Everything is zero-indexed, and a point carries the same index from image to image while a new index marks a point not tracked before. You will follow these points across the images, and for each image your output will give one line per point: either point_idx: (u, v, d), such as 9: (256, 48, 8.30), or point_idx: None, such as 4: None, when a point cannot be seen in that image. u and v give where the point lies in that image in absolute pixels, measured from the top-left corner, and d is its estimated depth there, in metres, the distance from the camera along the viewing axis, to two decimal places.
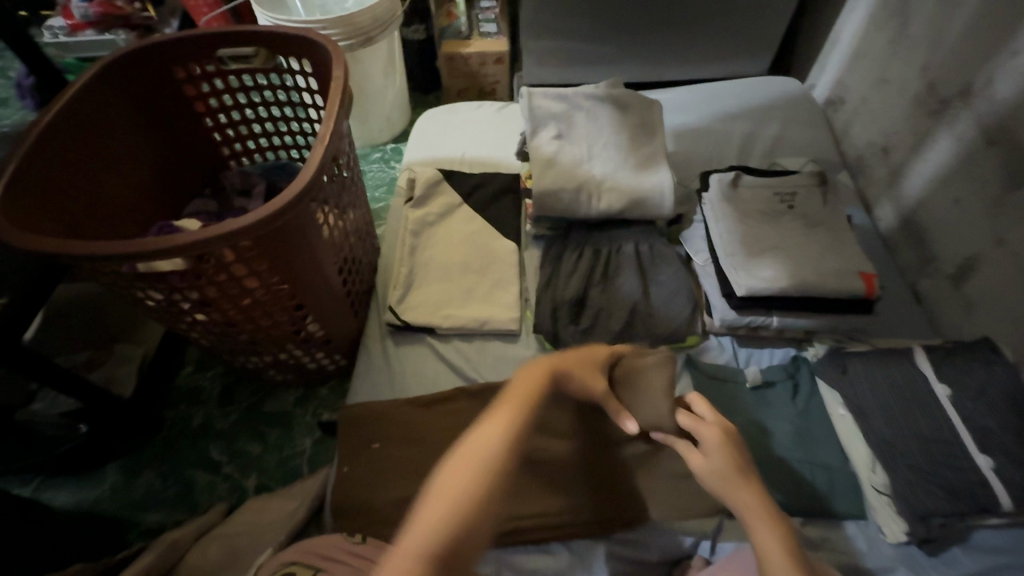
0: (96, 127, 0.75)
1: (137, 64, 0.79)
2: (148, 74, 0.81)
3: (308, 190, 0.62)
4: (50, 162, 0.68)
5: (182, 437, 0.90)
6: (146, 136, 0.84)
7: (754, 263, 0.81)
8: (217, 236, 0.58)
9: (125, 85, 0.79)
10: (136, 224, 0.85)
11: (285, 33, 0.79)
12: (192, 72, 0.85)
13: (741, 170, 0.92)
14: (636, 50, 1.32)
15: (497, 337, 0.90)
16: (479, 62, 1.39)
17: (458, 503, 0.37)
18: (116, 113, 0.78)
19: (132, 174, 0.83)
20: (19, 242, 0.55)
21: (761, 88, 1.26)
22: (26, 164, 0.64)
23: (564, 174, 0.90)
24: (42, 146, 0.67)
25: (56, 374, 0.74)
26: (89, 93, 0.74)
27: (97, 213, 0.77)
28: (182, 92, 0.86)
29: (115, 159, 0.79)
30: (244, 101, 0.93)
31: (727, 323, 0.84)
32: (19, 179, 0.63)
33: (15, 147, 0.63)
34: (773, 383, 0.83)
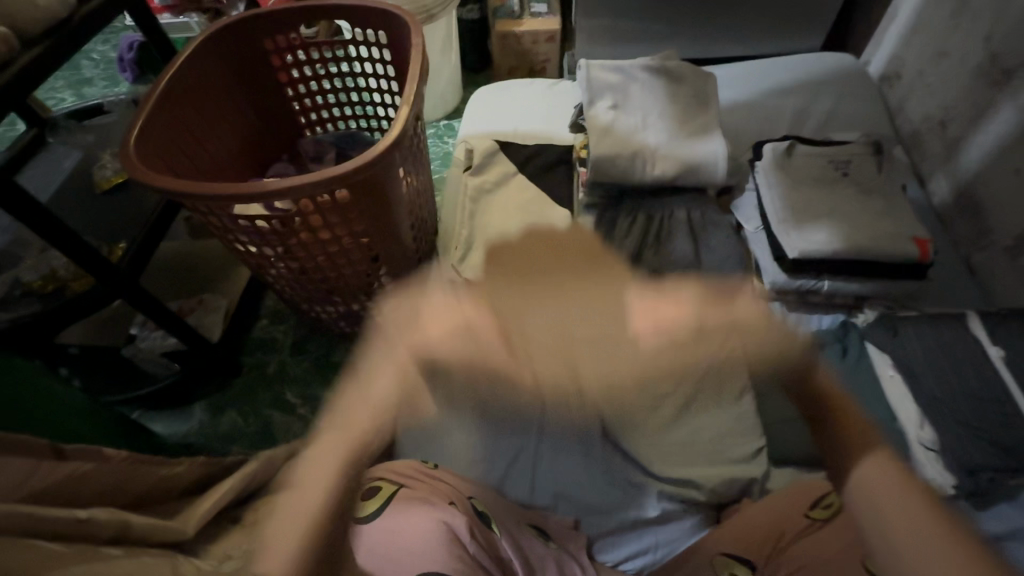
0: (200, 91, 0.84)
1: (233, 35, 0.87)
2: (243, 44, 0.89)
3: (396, 143, 0.69)
4: (166, 121, 0.76)
5: (261, 381, 0.99)
6: (237, 102, 0.93)
7: (807, 227, 0.83)
8: (317, 181, 0.65)
9: (223, 54, 0.87)
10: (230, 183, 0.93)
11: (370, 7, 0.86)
12: (279, 43, 0.92)
13: (794, 140, 0.94)
14: (687, 28, 1.33)
15: None
16: (531, 40, 1.43)
17: (298, 527, 0.51)
18: (215, 79, 0.87)
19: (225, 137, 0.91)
20: (151, 182, 0.63)
21: (814, 64, 1.26)
22: (148, 119, 0.72)
23: (621, 142, 0.94)
24: (159, 104, 0.75)
25: (163, 314, 0.83)
26: (194, 60, 0.82)
27: (200, 170, 0.85)
28: (270, 62, 0.94)
29: (213, 122, 0.87)
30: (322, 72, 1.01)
31: (778, 286, 0.86)
32: (145, 135, 0.71)
33: (141, 106, 0.72)
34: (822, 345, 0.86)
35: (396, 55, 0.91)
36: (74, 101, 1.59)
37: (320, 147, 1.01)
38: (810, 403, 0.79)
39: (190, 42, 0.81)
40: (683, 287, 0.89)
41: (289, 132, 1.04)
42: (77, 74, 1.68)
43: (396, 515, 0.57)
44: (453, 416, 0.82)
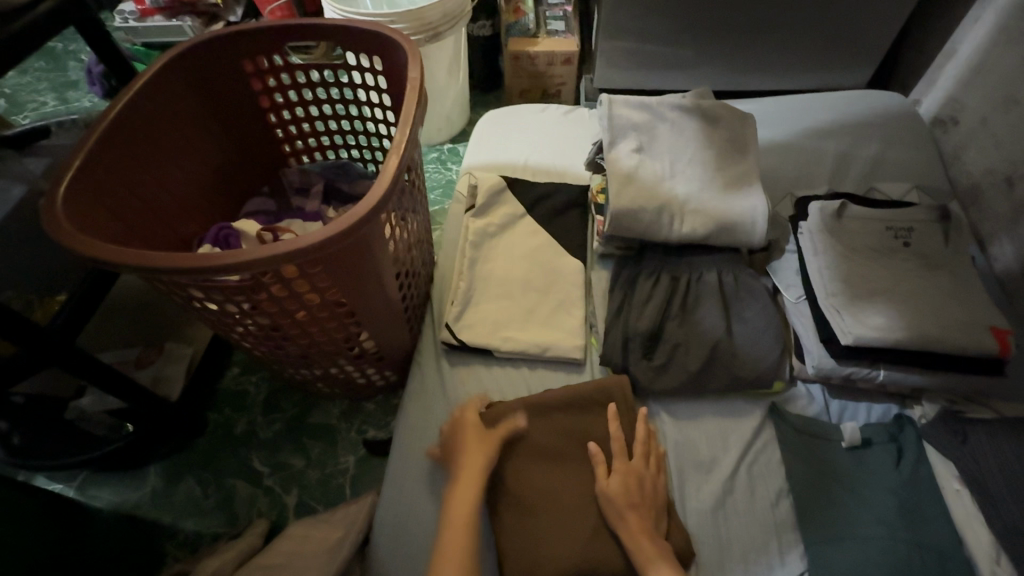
0: (162, 122, 0.73)
1: (205, 57, 0.76)
2: (217, 66, 0.77)
3: (381, 206, 0.57)
4: (113, 159, 0.65)
5: (225, 443, 0.88)
6: (210, 131, 0.81)
7: (861, 308, 0.71)
8: (282, 254, 0.53)
9: (193, 77, 0.76)
10: (197, 224, 0.82)
11: (361, 29, 0.74)
12: (260, 65, 0.81)
13: (846, 199, 0.82)
14: (718, 56, 1.21)
15: (558, 366, 0.83)
16: (546, 62, 1.31)
17: None
18: (182, 107, 0.75)
19: (192, 171, 0.80)
20: (76, 245, 0.52)
21: (858, 102, 1.14)
22: (89, 159, 0.61)
23: (645, 192, 0.82)
24: (104, 140, 0.63)
25: (108, 379, 0.72)
26: (155, 86, 0.70)
27: (159, 211, 0.74)
28: (248, 86, 0.82)
29: (176, 155, 0.76)
30: (309, 97, 0.89)
31: (823, 371, 0.73)
32: (82, 178, 0.60)
33: (80, 143, 0.60)
34: (872, 443, 0.73)
35: (393, 87, 0.80)
36: (55, 107, 1.48)
37: (305, 181, 0.90)
38: (858, 518, 0.67)
39: (151, 68, 0.70)
40: (712, 366, 0.77)
41: (270, 162, 0.93)
42: (61, 77, 1.57)
43: None
44: (437, 510, 0.71)
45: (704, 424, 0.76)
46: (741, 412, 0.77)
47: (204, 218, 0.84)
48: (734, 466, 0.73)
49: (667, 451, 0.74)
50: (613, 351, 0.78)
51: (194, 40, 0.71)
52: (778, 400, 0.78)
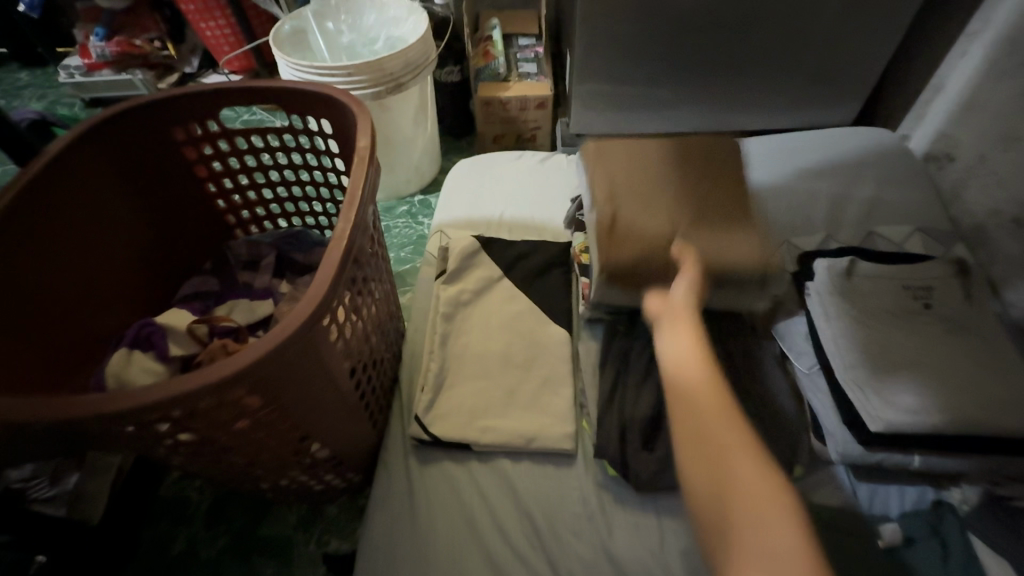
0: (71, 207, 0.62)
1: (125, 128, 0.66)
2: (141, 138, 0.68)
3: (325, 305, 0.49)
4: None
5: (159, 567, 0.75)
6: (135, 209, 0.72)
7: (885, 383, 0.63)
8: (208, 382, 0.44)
9: (112, 152, 0.66)
10: (119, 315, 0.71)
11: (304, 92, 0.66)
12: (193, 132, 0.72)
13: (854, 256, 0.74)
14: (697, 96, 1.16)
15: (547, 457, 0.73)
16: (519, 107, 1.25)
17: None
18: (99, 187, 0.66)
19: (111, 255, 0.69)
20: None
21: (847, 140, 1.09)
22: None
23: (633, 259, 0.73)
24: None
25: None
26: (61, 167, 0.61)
27: (66, 308, 0.63)
28: (182, 158, 0.73)
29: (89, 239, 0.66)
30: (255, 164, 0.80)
31: (849, 458, 0.64)
32: None
33: None
34: (913, 540, 0.63)
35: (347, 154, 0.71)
36: None
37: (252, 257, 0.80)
38: None
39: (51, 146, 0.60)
40: None
41: (212, 235, 0.83)
42: None
43: None
44: None
45: None
46: None
47: (130, 307, 0.73)
48: None
49: (678, 563, 0.64)
50: (610, 442, 0.69)
51: (112, 114, 0.62)
52: (799, 488, 0.68)
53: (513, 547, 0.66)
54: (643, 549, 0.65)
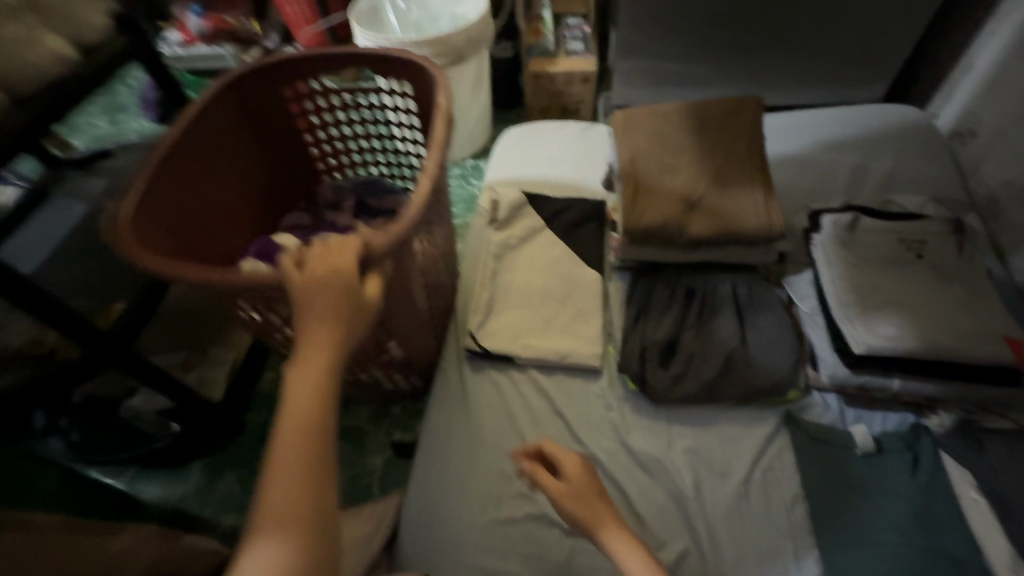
0: (213, 147, 0.80)
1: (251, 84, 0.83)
2: (262, 93, 0.85)
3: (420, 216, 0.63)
4: (170, 183, 0.72)
5: (263, 441, 0.94)
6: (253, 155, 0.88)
7: (873, 317, 0.73)
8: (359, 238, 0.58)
9: (241, 105, 0.83)
10: (240, 238, 0.88)
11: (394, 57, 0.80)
12: (298, 89, 0.87)
13: (859, 212, 0.84)
14: (732, 72, 1.25)
15: (578, 372, 0.86)
16: (565, 81, 1.36)
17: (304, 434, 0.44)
18: (232, 133, 0.83)
19: (238, 191, 0.87)
20: (143, 262, 0.57)
21: (873, 116, 1.16)
22: (150, 183, 0.67)
23: (662, 207, 0.82)
24: (163, 164, 0.70)
25: (157, 377, 0.77)
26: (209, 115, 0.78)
27: (207, 225, 0.81)
28: (289, 111, 0.89)
29: (222, 175, 0.83)
30: (342, 118, 0.95)
31: (837, 380, 0.75)
32: (146, 199, 0.67)
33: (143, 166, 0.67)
34: (888, 450, 0.74)
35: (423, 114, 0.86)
36: (107, 129, 1.60)
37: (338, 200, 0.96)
38: (874, 527, 0.68)
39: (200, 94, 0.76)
40: (726, 374, 0.79)
41: (306, 178, 0.99)
42: (112, 101, 1.69)
43: None
44: (457, 507, 0.74)
45: (721, 432, 0.79)
46: (757, 420, 0.79)
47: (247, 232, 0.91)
48: (749, 471, 0.75)
49: (683, 458, 0.76)
50: (630, 359, 0.81)
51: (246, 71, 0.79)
52: (792, 409, 0.80)
53: (547, 437, 0.80)
54: (655, 445, 0.78)
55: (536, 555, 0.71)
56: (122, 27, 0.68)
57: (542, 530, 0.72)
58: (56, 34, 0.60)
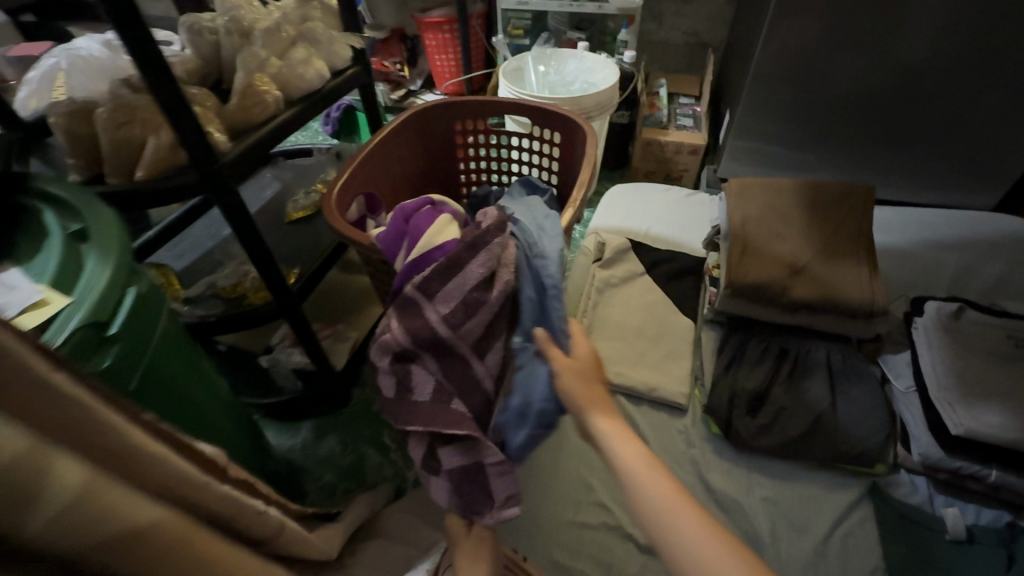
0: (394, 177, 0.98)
1: (418, 117, 0.98)
2: (431, 120, 1.01)
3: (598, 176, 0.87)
4: (365, 185, 0.89)
5: (364, 417, 1.05)
6: (355, 183, 0.86)
7: (976, 403, 0.74)
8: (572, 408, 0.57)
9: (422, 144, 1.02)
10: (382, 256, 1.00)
11: (557, 111, 0.96)
12: (461, 129, 1.04)
13: (964, 303, 0.87)
14: (838, 162, 1.32)
15: (663, 407, 0.92)
16: (674, 150, 1.49)
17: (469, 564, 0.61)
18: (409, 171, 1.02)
19: None
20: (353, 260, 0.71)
21: (982, 222, 1.18)
22: (339, 192, 0.82)
23: (767, 268, 0.89)
24: (355, 169, 0.86)
25: (309, 340, 0.90)
26: (393, 133, 0.95)
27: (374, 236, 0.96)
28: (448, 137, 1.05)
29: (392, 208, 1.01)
30: (493, 177, 1.11)
31: (930, 461, 0.76)
32: (352, 181, 0.85)
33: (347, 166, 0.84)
34: (981, 542, 0.73)
35: (559, 130, 0.97)
36: None
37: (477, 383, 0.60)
38: None
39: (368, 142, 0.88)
40: (815, 433, 0.82)
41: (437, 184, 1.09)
42: None
43: None
44: (539, 505, 0.80)
45: (801, 490, 0.81)
46: (840, 486, 0.81)
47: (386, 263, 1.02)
48: (828, 531, 0.76)
49: (761, 505, 0.79)
50: (719, 403, 0.86)
51: (411, 111, 0.95)
52: (879, 482, 0.80)
53: None
54: (734, 488, 0.81)
55: (606, 565, 0.74)
56: (356, 59, 0.87)
57: (618, 542, 0.76)
58: (320, 58, 0.79)
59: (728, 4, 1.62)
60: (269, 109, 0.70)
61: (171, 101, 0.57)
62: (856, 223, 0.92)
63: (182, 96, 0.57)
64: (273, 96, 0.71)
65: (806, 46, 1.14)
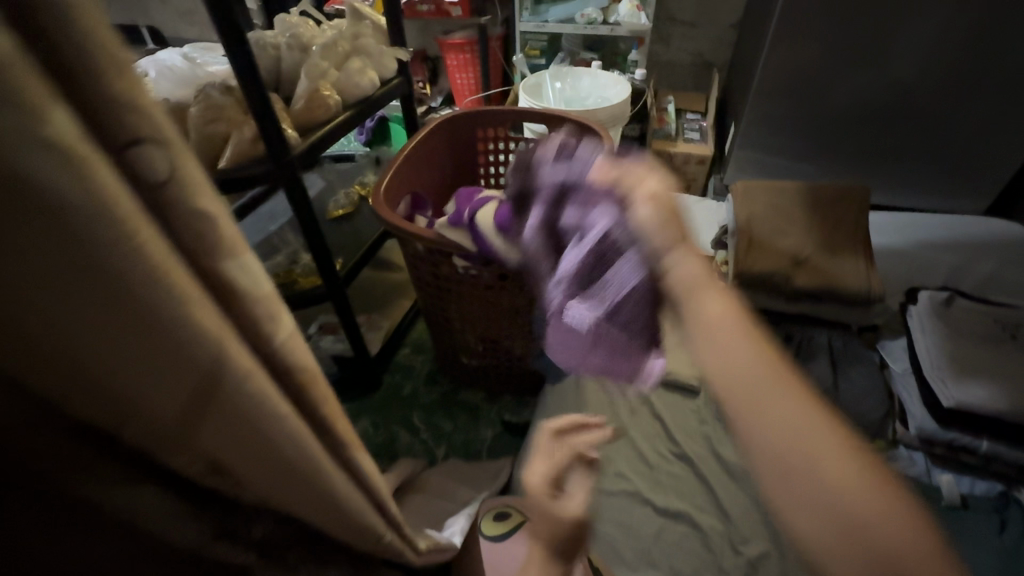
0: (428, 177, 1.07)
1: (448, 123, 1.08)
2: (458, 126, 1.11)
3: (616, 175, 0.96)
4: (405, 182, 0.98)
5: (395, 400, 1.12)
6: (398, 179, 0.95)
7: (966, 379, 0.81)
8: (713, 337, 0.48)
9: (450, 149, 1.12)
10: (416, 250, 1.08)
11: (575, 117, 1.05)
12: (484, 135, 1.14)
13: (955, 293, 0.94)
14: (837, 171, 1.41)
15: (677, 389, 0.99)
16: (682, 160, 1.59)
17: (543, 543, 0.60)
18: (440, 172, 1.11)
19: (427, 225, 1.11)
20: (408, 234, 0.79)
21: (975, 226, 1.26)
22: (386, 185, 0.90)
23: (771, 259, 0.97)
24: (398, 167, 0.95)
25: (351, 325, 0.99)
26: (428, 137, 1.04)
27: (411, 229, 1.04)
28: (473, 143, 1.14)
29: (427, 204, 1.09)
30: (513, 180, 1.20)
31: (925, 434, 0.83)
32: (396, 177, 0.93)
33: (391, 163, 0.93)
34: (975, 509, 0.78)
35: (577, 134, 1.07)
36: None
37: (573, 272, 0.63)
38: None
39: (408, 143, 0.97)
40: None
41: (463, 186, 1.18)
42: None
43: None
44: None
45: None
46: None
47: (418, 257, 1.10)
48: None
49: None
50: None
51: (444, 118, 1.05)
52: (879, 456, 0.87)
53: (647, 434, 0.92)
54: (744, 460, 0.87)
55: (627, 526, 0.81)
56: (400, 71, 0.98)
57: (637, 506, 0.83)
58: (371, 69, 0.89)
59: (732, 28, 1.74)
60: (328, 111, 0.80)
61: (257, 99, 0.66)
62: (852, 220, 1.01)
63: (266, 96, 0.67)
64: (332, 100, 0.80)
65: (806, 62, 1.24)
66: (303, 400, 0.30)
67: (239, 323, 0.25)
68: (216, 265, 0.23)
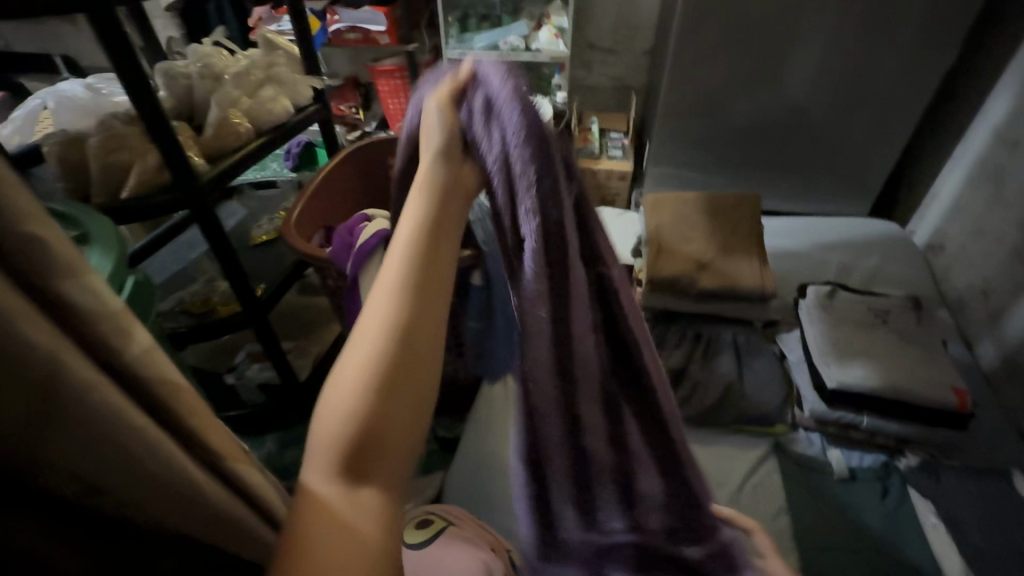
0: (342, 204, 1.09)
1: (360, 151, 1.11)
2: (371, 153, 1.13)
3: None
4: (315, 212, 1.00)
5: None
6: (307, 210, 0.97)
7: (846, 362, 0.91)
8: None
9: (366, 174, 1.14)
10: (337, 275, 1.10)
11: None
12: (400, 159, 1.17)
13: (837, 287, 1.05)
14: (743, 182, 1.54)
15: None
16: (606, 176, 1.68)
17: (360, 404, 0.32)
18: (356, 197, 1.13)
19: None
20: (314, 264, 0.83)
21: (861, 227, 1.40)
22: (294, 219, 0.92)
23: (677, 265, 1.04)
24: (306, 200, 0.97)
25: (276, 352, 0.98)
26: (339, 166, 1.06)
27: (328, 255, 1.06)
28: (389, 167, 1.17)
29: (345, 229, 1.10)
30: None
31: (817, 415, 0.91)
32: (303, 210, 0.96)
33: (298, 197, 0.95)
34: (861, 479, 0.87)
35: None
36: None
37: None
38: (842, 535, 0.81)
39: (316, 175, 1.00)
40: (726, 402, 0.95)
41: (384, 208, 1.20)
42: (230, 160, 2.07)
43: (442, 550, 0.66)
44: (493, 484, 0.89)
45: (719, 451, 0.94)
46: (750, 445, 0.94)
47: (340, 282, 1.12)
48: (741, 483, 0.89)
49: None
50: None
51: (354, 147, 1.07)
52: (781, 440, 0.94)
53: None
54: None
55: None
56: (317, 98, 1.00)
57: None
58: (285, 97, 0.91)
59: (645, 53, 1.87)
60: (238, 138, 0.81)
61: (158, 129, 0.66)
62: (747, 226, 1.10)
63: (170, 126, 0.67)
64: (243, 128, 0.81)
65: (706, 85, 1.36)
66: (171, 421, 0.28)
67: (85, 341, 0.24)
68: (53, 286, 0.22)
